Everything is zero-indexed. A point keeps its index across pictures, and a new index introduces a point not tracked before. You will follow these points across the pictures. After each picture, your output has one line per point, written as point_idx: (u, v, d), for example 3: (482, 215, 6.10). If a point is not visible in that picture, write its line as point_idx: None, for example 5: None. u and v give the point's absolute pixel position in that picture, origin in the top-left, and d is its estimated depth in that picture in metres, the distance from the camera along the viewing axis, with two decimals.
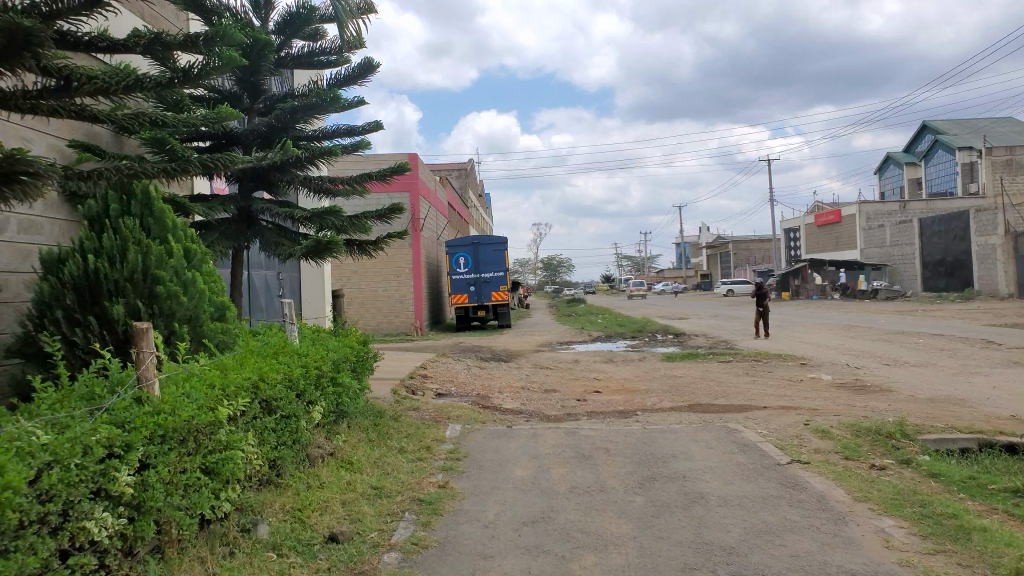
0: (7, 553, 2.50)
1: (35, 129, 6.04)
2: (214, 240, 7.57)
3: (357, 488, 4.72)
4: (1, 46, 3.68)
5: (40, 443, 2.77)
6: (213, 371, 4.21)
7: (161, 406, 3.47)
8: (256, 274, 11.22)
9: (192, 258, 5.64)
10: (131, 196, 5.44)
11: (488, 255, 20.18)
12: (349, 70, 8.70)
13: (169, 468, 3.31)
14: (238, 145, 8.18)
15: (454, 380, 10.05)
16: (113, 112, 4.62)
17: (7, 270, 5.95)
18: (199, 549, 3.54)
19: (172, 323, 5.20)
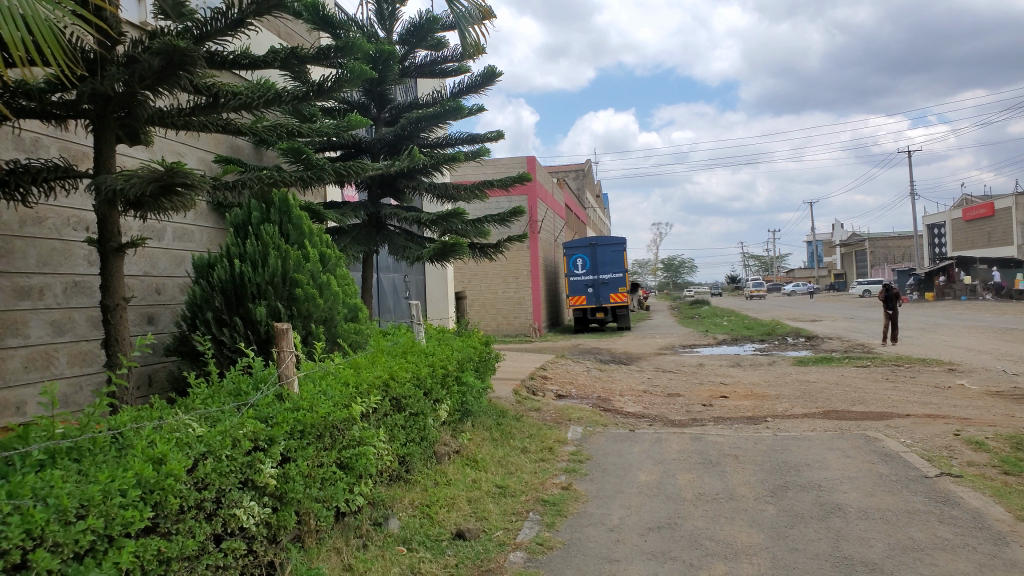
0: (170, 535, 2.69)
1: (187, 144, 6.54)
2: (346, 245, 7.93)
3: (483, 486, 4.80)
4: (160, 68, 4.01)
5: (195, 435, 3.01)
6: (347, 370, 4.40)
7: (300, 402, 3.68)
8: (383, 277, 11.63)
9: (327, 262, 5.94)
10: (270, 205, 5.83)
11: (608, 256, 20.02)
12: (470, 77, 8.88)
13: (308, 462, 3.49)
14: (366, 153, 8.57)
15: (575, 382, 10.04)
16: (255, 125, 4.91)
17: (165, 274, 6.45)
18: (335, 541, 3.69)
19: (309, 323, 5.47)
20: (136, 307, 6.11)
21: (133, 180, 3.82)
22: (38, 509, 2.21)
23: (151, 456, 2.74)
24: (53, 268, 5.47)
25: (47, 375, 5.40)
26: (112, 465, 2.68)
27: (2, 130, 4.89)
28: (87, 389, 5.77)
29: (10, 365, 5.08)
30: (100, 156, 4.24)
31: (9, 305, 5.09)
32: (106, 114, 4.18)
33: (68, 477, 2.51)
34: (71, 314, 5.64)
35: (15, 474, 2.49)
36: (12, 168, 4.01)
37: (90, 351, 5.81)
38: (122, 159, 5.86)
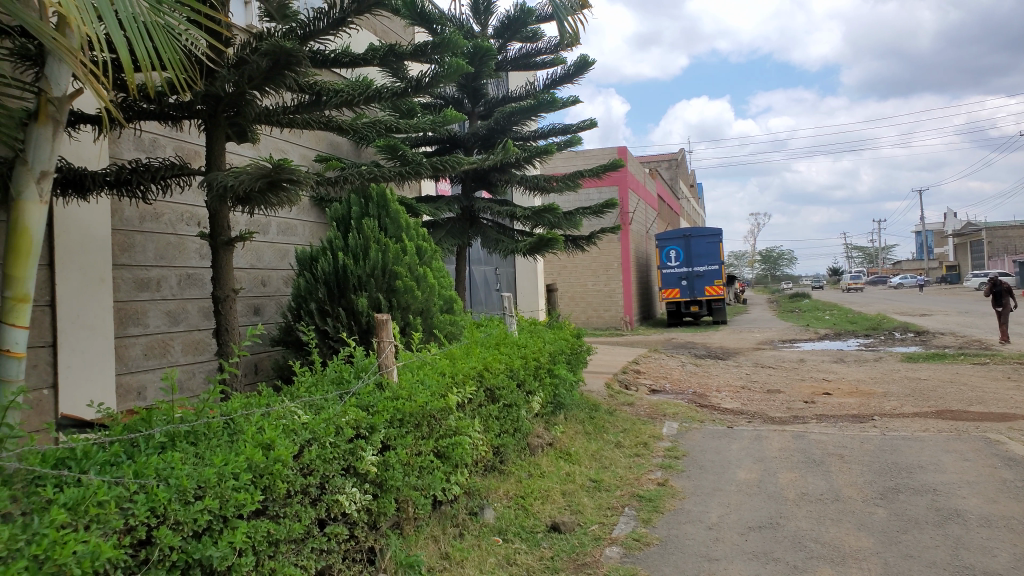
0: (279, 517, 2.79)
1: (290, 141, 6.78)
2: (441, 238, 8.07)
3: (577, 479, 4.79)
4: (267, 68, 4.17)
5: (301, 422, 3.13)
6: (443, 361, 4.47)
7: (399, 392, 3.76)
8: (475, 270, 11.79)
9: (424, 254, 6.04)
10: (369, 199, 6.01)
11: (701, 247, 19.58)
12: (564, 69, 8.85)
13: (407, 450, 3.56)
14: (460, 147, 8.67)
15: (668, 376, 9.88)
16: (355, 122, 5.05)
17: (270, 267, 6.72)
18: (433, 529, 3.75)
19: (408, 315, 5.58)
20: (244, 298, 6.40)
21: (243, 176, 3.99)
22: (160, 489, 2.34)
23: (261, 441, 2.86)
24: (169, 261, 5.79)
25: (165, 361, 5.72)
26: (225, 449, 2.82)
27: (124, 131, 5.20)
28: (199, 376, 6.09)
29: (131, 352, 5.40)
30: (212, 154, 4.45)
31: (130, 296, 5.42)
32: (217, 113, 4.42)
33: (186, 460, 2.65)
34: (185, 304, 5.96)
35: (139, 456, 2.66)
36: (134, 168, 4.26)
37: (202, 340, 6.12)
38: (231, 156, 6.14)
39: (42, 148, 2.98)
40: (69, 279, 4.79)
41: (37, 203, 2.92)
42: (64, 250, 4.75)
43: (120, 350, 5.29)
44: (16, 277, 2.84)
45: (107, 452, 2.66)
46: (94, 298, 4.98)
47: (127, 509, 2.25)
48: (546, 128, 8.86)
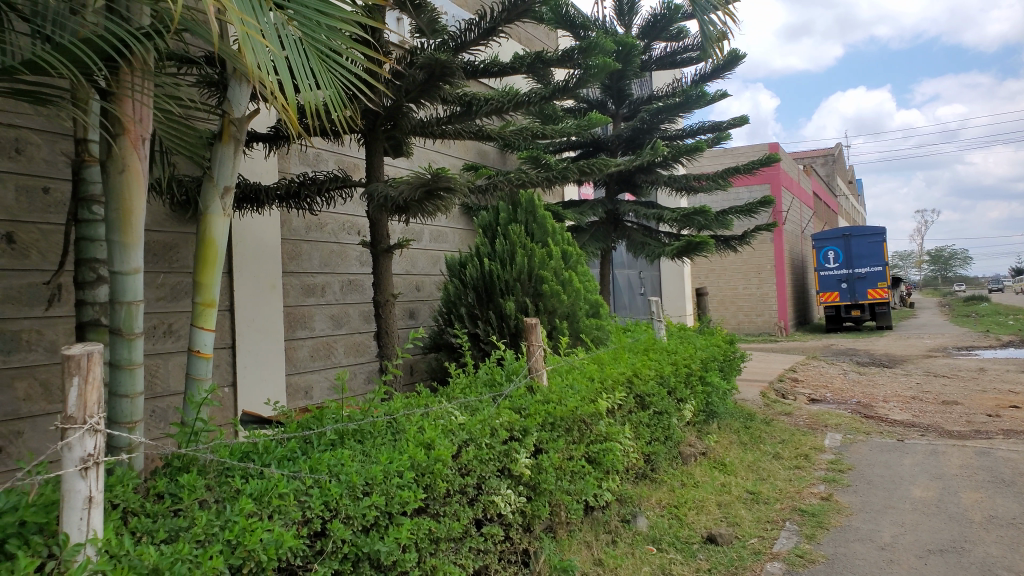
0: (439, 515, 2.88)
1: (441, 151, 7.01)
2: (586, 242, 8.09)
3: (734, 490, 4.62)
4: (423, 80, 4.37)
5: (458, 423, 3.23)
6: (592, 366, 4.46)
7: (550, 396, 3.79)
8: (619, 273, 11.75)
9: (569, 258, 6.06)
10: (518, 205, 6.11)
11: (862, 248, 18.40)
12: (712, 65, 8.62)
13: (559, 454, 3.57)
14: (605, 150, 8.65)
15: (829, 385, 9.35)
16: (503, 130, 5.14)
17: (423, 273, 6.98)
18: (585, 535, 3.75)
19: (554, 319, 5.60)
20: (400, 303, 6.68)
21: (402, 185, 4.18)
22: (332, 484, 2.47)
23: (422, 441, 2.98)
24: (333, 268, 6.15)
25: (329, 363, 6.07)
26: (389, 447, 2.95)
27: (292, 147, 5.59)
28: (361, 376, 6.42)
29: (300, 353, 5.77)
30: (372, 166, 4.69)
31: (298, 301, 5.80)
32: (375, 126, 4.65)
33: (355, 457, 2.80)
34: (347, 309, 6.30)
35: (313, 452, 2.83)
36: (302, 181, 4.55)
37: (362, 342, 6.46)
38: (387, 168, 6.44)
39: (226, 165, 3.22)
40: (246, 286, 5.19)
41: (222, 215, 3.18)
42: (241, 259, 5.16)
43: (290, 351, 5.67)
44: (204, 284, 3.12)
45: (285, 447, 2.86)
46: (267, 303, 5.37)
47: (305, 502, 2.39)
48: (693, 126, 8.67)
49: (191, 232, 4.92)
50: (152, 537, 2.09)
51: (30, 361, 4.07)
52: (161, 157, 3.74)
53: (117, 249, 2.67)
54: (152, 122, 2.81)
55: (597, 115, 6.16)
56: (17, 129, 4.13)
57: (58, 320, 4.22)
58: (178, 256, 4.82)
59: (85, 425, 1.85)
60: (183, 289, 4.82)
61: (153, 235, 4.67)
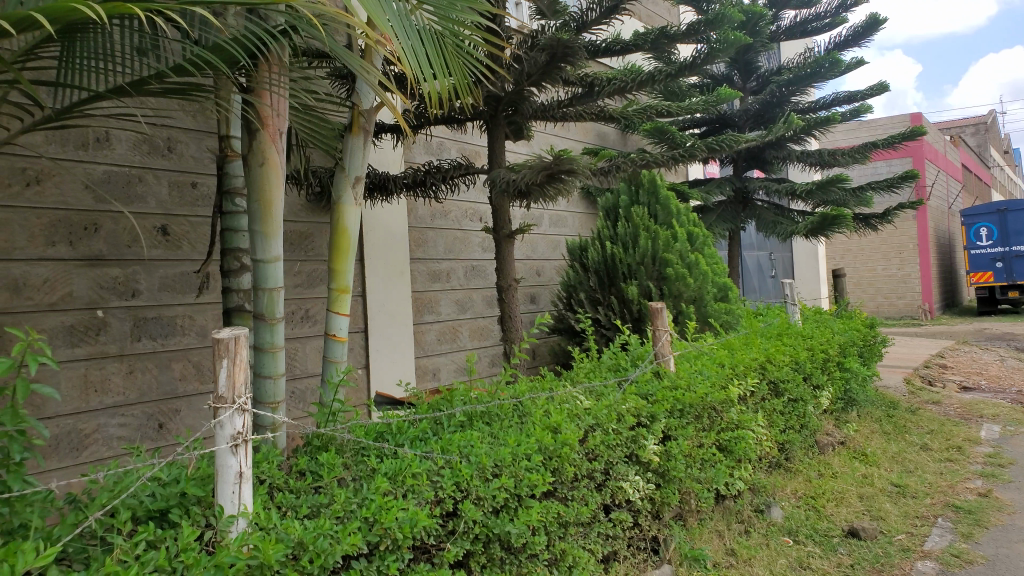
0: (567, 499, 2.87)
1: (561, 135, 7.00)
2: (713, 222, 7.84)
3: (877, 483, 4.36)
4: (545, 62, 4.36)
5: (584, 407, 3.21)
6: (721, 351, 4.32)
7: (678, 381, 3.70)
8: (747, 255, 11.37)
9: (695, 240, 5.91)
10: (640, 187, 6.00)
11: (1019, 223, 16.88)
12: (848, 31, 8.12)
13: (688, 441, 3.49)
14: (731, 127, 8.36)
15: (983, 372, 8.64)
16: (625, 109, 5.07)
17: (544, 258, 6.99)
18: (717, 523, 3.64)
19: (680, 303, 5.46)
20: (522, 287, 6.72)
21: (524, 170, 4.19)
22: (463, 466, 2.52)
23: (548, 424, 2.98)
24: (456, 254, 6.27)
25: (455, 346, 6.20)
26: (516, 430, 2.97)
27: (416, 136, 5.71)
28: (485, 360, 6.52)
29: (427, 338, 5.92)
30: (493, 152, 4.72)
31: (425, 287, 5.94)
32: (497, 112, 4.68)
33: (484, 439, 2.84)
34: (471, 294, 6.41)
35: (443, 433, 2.89)
36: (427, 169, 4.64)
37: (487, 326, 6.55)
38: (507, 153, 6.48)
39: (358, 155, 3.30)
40: (376, 272, 5.37)
41: (354, 205, 3.28)
42: (371, 247, 5.34)
43: (418, 335, 5.83)
44: (338, 271, 3.24)
45: (417, 428, 2.93)
46: (396, 288, 5.53)
47: (437, 482, 2.43)
48: (826, 98, 8.22)
49: (324, 221, 5.13)
50: (296, 512, 2.19)
51: (184, 345, 4.38)
52: (295, 151, 3.90)
53: (259, 239, 2.82)
54: (287, 116, 2.91)
55: (723, 89, 5.94)
56: (168, 129, 4.42)
57: (207, 306, 4.52)
58: (313, 244, 5.04)
59: (235, 405, 1.95)
60: (318, 276, 5.05)
61: (291, 226, 4.90)
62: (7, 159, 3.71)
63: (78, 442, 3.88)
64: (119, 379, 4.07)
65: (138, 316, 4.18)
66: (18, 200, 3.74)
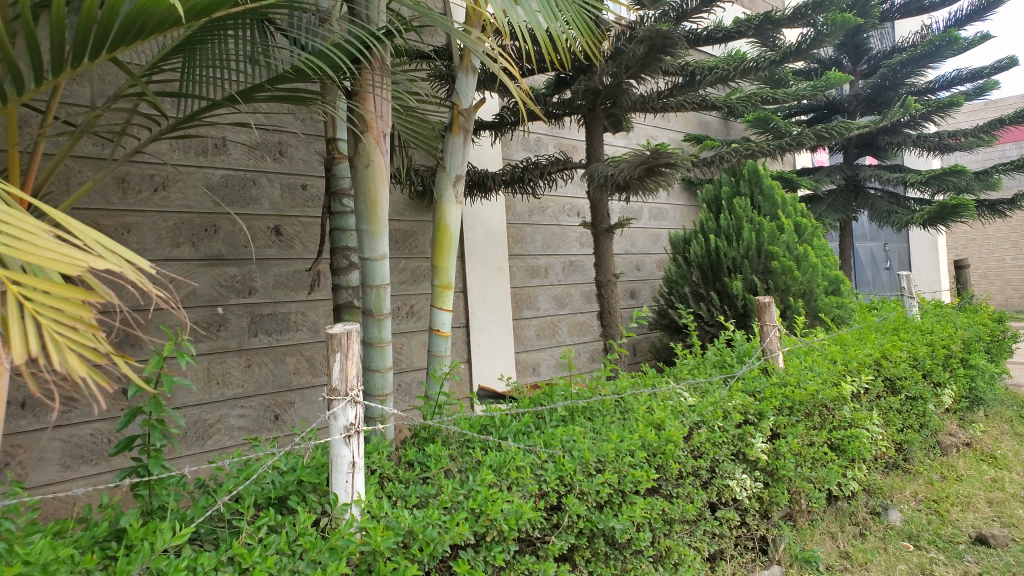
0: (673, 497, 2.83)
1: (660, 127, 6.89)
2: (822, 213, 7.53)
3: (1008, 487, 4.08)
4: (643, 55, 4.30)
5: (688, 404, 3.16)
6: (833, 347, 4.15)
7: (787, 377, 3.59)
8: (860, 246, 10.89)
9: (803, 231, 5.70)
10: (740, 176, 5.89)
11: None
12: (971, 6, 7.61)
13: (797, 440, 3.39)
14: (841, 113, 8.01)
15: None
16: (727, 98, 4.94)
17: (644, 252, 6.91)
18: (829, 525, 3.52)
19: (788, 297, 5.28)
20: (622, 282, 6.66)
21: (622, 163, 4.15)
22: (566, 460, 2.52)
23: (652, 420, 2.96)
24: (554, 250, 6.28)
25: (555, 341, 6.22)
26: (619, 425, 2.96)
27: (514, 133, 5.76)
28: (585, 355, 6.50)
29: (527, 333, 5.96)
30: (592, 146, 4.70)
31: (523, 283, 5.98)
32: (596, 106, 4.66)
33: (587, 434, 2.84)
34: (569, 289, 6.42)
35: (546, 427, 2.92)
36: (526, 166, 4.66)
37: (586, 322, 6.55)
38: (605, 147, 6.44)
39: (458, 153, 3.34)
40: (477, 269, 5.46)
41: (455, 203, 3.34)
42: (471, 244, 5.43)
43: (517, 330, 5.89)
44: (441, 268, 3.32)
45: (520, 422, 2.97)
46: (496, 284, 5.60)
47: (541, 476, 2.45)
48: (947, 77, 7.74)
49: (426, 219, 5.26)
50: (406, 501, 2.25)
51: (297, 339, 4.59)
52: (399, 153, 4.01)
53: (366, 238, 2.92)
54: (390, 117, 2.99)
55: (832, 74, 5.70)
56: (280, 134, 4.63)
57: (318, 303, 4.71)
58: (416, 242, 5.17)
59: (348, 397, 2.03)
60: (421, 273, 5.17)
61: (395, 224, 5.04)
62: (137, 168, 3.99)
63: (203, 432, 4.13)
64: (239, 372, 4.31)
65: (255, 313, 4.41)
66: (147, 205, 4.01)
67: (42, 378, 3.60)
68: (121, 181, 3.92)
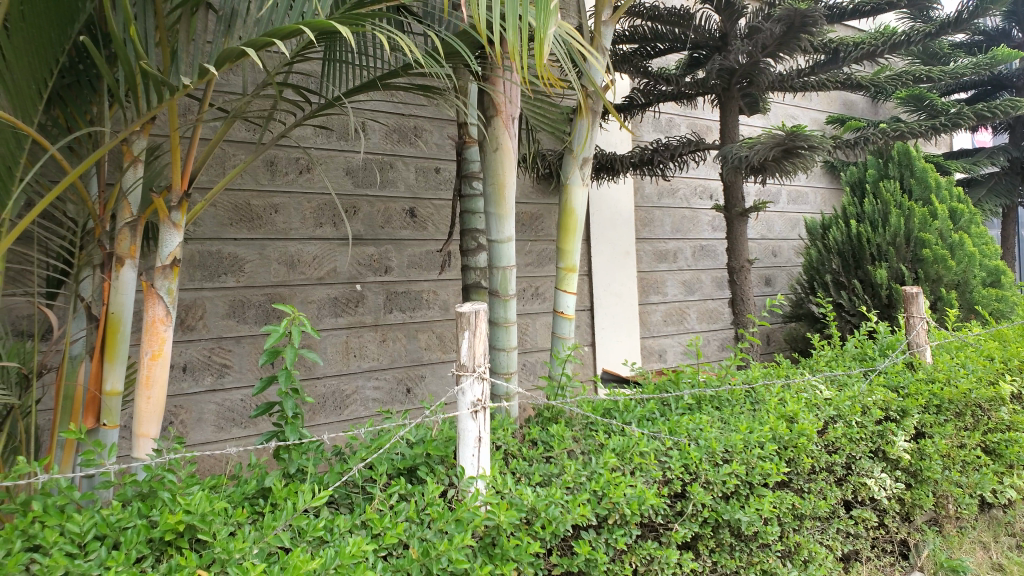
0: (804, 492, 2.73)
1: (801, 106, 6.57)
2: (982, 198, 6.95)
3: None
4: (782, 34, 4.11)
5: (823, 397, 3.01)
6: (991, 342, 3.84)
7: (936, 373, 3.36)
8: None
9: (959, 218, 5.29)
10: (888, 158, 5.54)
11: None
12: None
13: (946, 440, 3.18)
14: (1008, 88, 7.35)
15: None
16: (875, 75, 4.65)
17: (781, 237, 6.63)
18: (980, 534, 3.28)
19: (939, 288, 4.96)
20: (756, 268, 6.43)
21: (757, 147, 3.98)
22: (692, 448, 2.47)
23: (784, 413, 2.85)
24: (685, 233, 6.15)
25: (683, 328, 6.10)
26: (749, 416, 2.87)
27: (645, 115, 5.65)
28: (715, 343, 6.34)
29: (654, 318, 5.88)
30: (726, 128, 4.56)
31: (651, 267, 5.89)
32: (731, 86, 4.49)
33: (714, 423, 2.77)
34: (700, 275, 6.27)
35: (672, 414, 2.87)
36: (656, 148, 4.58)
37: (716, 309, 6.38)
38: (742, 128, 6.21)
39: (586, 135, 3.32)
40: (604, 252, 5.43)
41: (581, 185, 3.33)
42: (597, 227, 5.40)
43: (644, 315, 5.82)
44: (565, 251, 3.33)
45: (645, 408, 2.94)
46: (622, 268, 5.55)
47: (665, 463, 2.41)
48: None
49: (553, 202, 5.28)
50: (529, 479, 2.29)
51: (428, 317, 4.75)
52: (529, 136, 4.04)
53: (493, 220, 2.96)
54: (518, 101, 3.00)
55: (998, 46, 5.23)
56: (415, 119, 4.76)
57: (449, 282, 4.84)
58: (543, 225, 5.21)
59: (475, 373, 2.07)
60: (547, 255, 5.20)
61: (522, 207, 5.10)
62: (284, 151, 4.20)
63: (341, 402, 4.37)
64: (374, 346, 4.51)
65: (390, 290, 4.59)
66: (293, 187, 4.24)
67: (199, 345, 3.92)
68: (270, 163, 4.15)
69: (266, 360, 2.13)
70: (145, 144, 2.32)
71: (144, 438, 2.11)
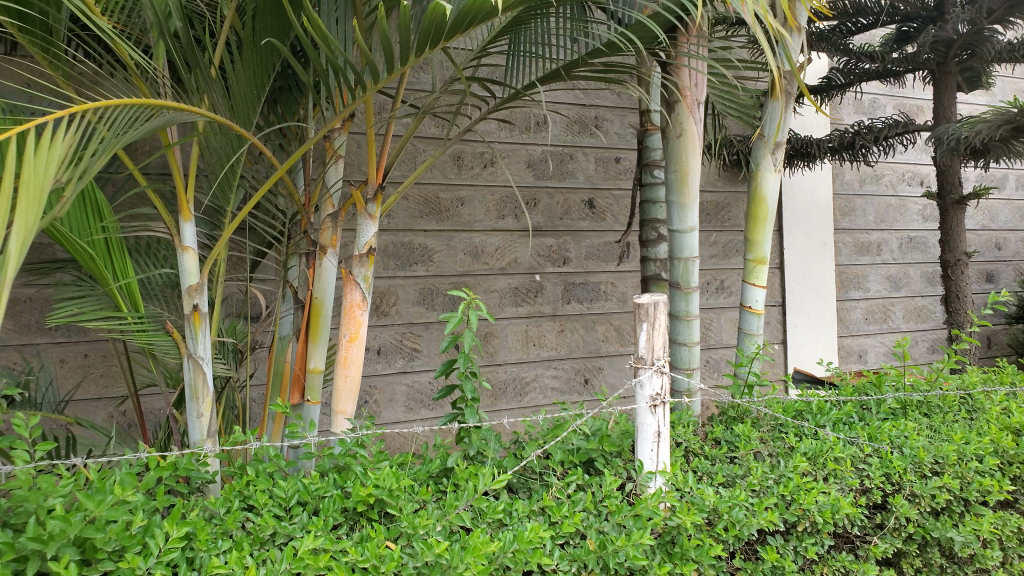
0: None
1: None
2: None
3: None
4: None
5: None
6: None
7: None
8: None
9: None
10: None
11: None
12: None
13: None
14: None
15: None
16: None
17: (1006, 227, 5.90)
18: None
19: None
20: (976, 262, 5.77)
21: (983, 126, 3.54)
22: (895, 457, 2.24)
23: (1009, 425, 2.54)
24: (890, 224, 5.64)
25: (886, 327, 5.61)
26: (963, 426, 2.58)
27: (845, 96, 5.24)
28: (924, 344, 5.76)
29: (853, 315, 5.46)
30: (941, 105, 4.15)
31: (851, 260, 5.46)
32: (949, 57, 4.02)
33: (921, 431, 2.51)
34: (907, 269, 5.73)
35: (872, 419, 2.63)
36: (858, 129, 4.25)
37: (926, 307, 5.80)
38: (959, 107, 5.58)
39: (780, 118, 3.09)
40: (797, 244, 5.10)
41: (773, 171, 3.12)
42: (789, 217, 5.09)
43: (841, 312, 5.41)
44: (755, 241, 3.16)
45: (840, 410, 2.72)
46: (818, 261, 5.19)
47: (863, 470, 2.21)
48: None
49: (741, 190, 5.03)
50: (711, 479, 2.19)
51: (607, 309, 4.71)
52: (715, 121, 3.87)
53: (676, 209, 2.87)
54: (704, 84, 2.87)
55: None
56: (597, 109, 4.72)
57: (628, 274, 4.78)
58: (730, 214, 4.99)
59: (653, 366, 2.00)
60: (733, 247, 4.98)
61: (707, 196, 4.91)
62: (470, 145, 4.32)
63: (521, 389, 4.45)
64: (553, 336, 4.56)
65: (569, 281, 4.60)
66: (478, 179, 4.36)
67: (392, 330, 4.14)
68: (456, 157, 4.29)
69: (445, 346, 2.21)
70: (345, 139, 2.47)
71: (341, 414, 2.26)
